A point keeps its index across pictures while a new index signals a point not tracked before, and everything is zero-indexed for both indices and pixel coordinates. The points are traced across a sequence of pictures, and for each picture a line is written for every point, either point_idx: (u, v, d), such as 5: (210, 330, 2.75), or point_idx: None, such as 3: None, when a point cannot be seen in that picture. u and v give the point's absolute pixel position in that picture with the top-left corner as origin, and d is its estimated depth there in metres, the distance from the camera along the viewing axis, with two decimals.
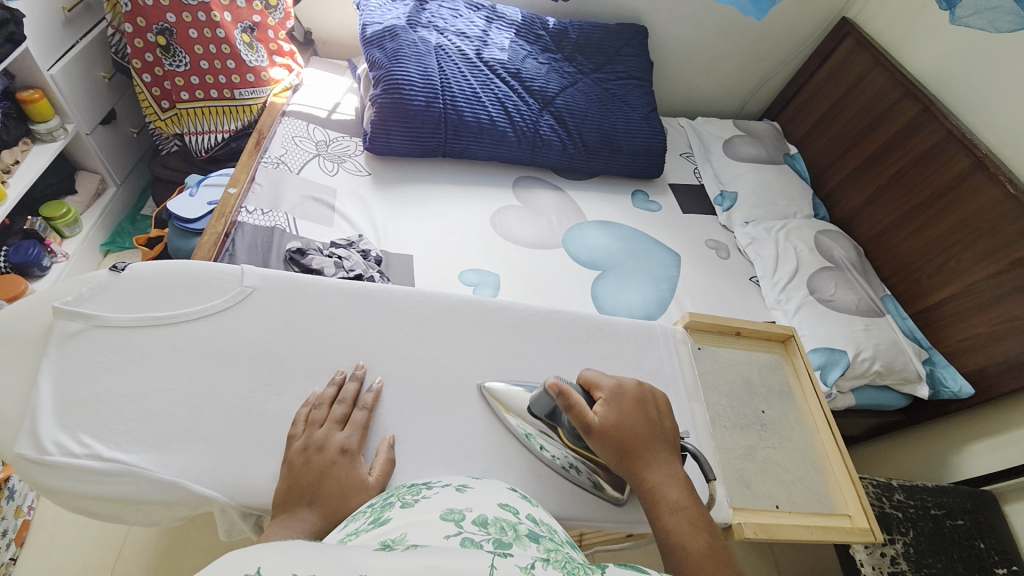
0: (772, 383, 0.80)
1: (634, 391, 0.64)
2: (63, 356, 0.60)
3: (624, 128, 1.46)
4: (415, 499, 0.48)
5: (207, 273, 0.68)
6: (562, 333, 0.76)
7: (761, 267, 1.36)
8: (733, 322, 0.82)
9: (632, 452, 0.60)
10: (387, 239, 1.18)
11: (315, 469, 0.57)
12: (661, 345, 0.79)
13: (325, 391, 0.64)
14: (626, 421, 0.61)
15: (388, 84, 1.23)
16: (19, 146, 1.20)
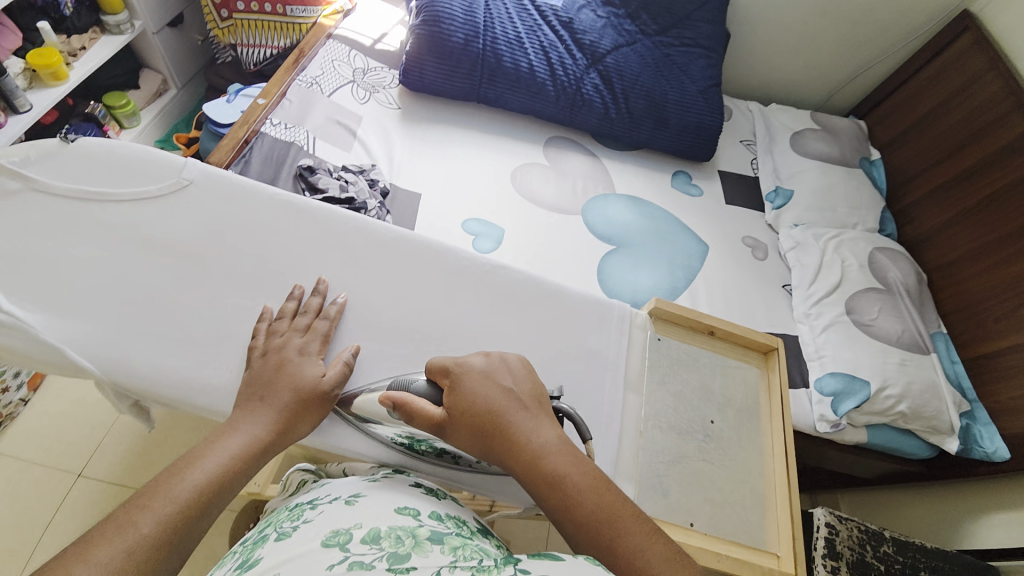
0: (736, 395, 0.73)
1: (482, 365, 0.57)
2: (9, 211, 0.64)
3: (676, 100, 1.33)
4: (293, 526, 0.45)
5: (148, 159, 0.69)
6: (524, 289, 0.71)
7: (797, 275, 1.22)
8: (708, 321, 0.75)
9: (494, 428, 0.53)
10: (400, 173, 1.16)
11: (272, 366, 0.59)
12: (613, 328, 0.72)
13: (287, 304, 0.64)
14: (478, 394, 0.54)
15: (429, 15, 1.19)
16: (88, 33, 1.29)
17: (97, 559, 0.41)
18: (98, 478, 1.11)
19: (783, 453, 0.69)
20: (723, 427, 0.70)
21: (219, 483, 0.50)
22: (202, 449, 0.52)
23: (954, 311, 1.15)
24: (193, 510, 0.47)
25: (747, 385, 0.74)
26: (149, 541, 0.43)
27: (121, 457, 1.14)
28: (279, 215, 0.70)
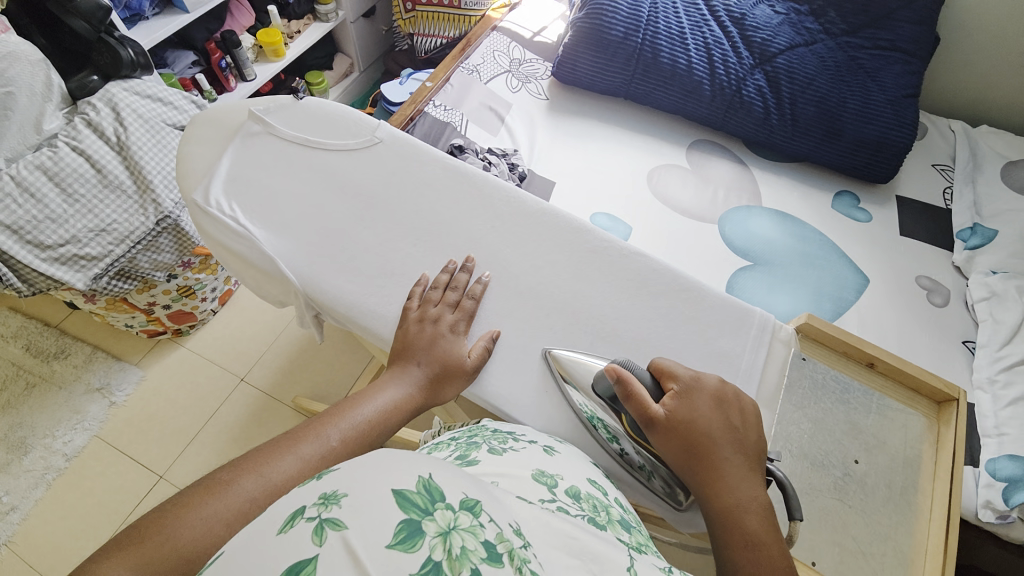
0: (889, 441, 0.78)
1: (714, 389, 0.57)
2: (242, 148, 0.70)
3: (857, 109, 1.17)
4: (502, 448, 0.51)
5: (352, 117, 0.73)
6: (645, 282, 0.67)
7: (986, 333, 1.00)
8: (871, 351, 0.73)
9: (704, 455, 0.54)
10: (539, 161, 1.20)
11: (425, 335, 0.61)
12: (751, 336, 0.65)
13: (439, 276, 0.64)
14: (700, 417, 0.55)
15: (593, 9, 1.20)
16: (305, 19, 1.53)
17: (301, 453, 0.51)
18: (253, 386, 1.34)
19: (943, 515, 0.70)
20: (868, 470, 0.79)
21: (370, 433, 0.56)
22: (367, 390, 0.59)
23: None
24: (364, 438, 0.55)
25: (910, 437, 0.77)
26: (334, 450, 0.53)
27: (272, 372, 1.36)
28: (433, 168, 0.72)
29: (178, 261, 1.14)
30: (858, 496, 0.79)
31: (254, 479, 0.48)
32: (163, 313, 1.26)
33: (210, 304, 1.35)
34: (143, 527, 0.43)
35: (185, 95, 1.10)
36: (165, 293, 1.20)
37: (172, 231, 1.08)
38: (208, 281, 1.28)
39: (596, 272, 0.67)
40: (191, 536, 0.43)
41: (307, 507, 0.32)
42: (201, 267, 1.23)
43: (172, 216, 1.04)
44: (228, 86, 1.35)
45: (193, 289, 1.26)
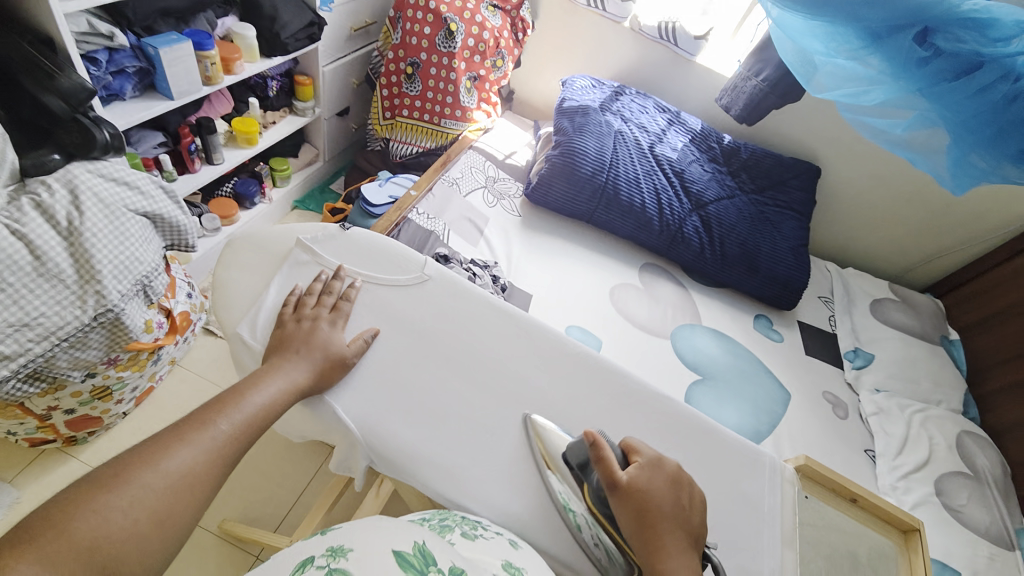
0: (883, 573, 0.71)
1: (672, 469, 0.62)
2: (289, 275, 0.78)
3: (768, 252, 1.45)
4: (474, 533, 0.59)
5: (400, 253, 0.83)
6: (671, 422, 0.75)
7: (882, 444, 1.21)
8: (853, 487, 0.75)
9: (647, 525, 0.56)
10: (517, 274, 1.29)
11: (304, 330, 0.70)
12: (766, 474, 0.73)
13: (314, 283, 0.76)
14: (652, 487, 0.59)
15: (565, 150, 1.40)
16: (281, 111, 1.55)
17: (192, 443, 0.54)
18: None
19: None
20: None
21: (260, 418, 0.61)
22: (252, 379, 0.63)
23: None
24: (256, 423, 0.60)
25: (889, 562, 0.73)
26: (223, 438, 0.56)
27: None
28: (490, 313, 0.81)
29: (103, 358, 0.99)
30: None
31: (147, 471, 0.50)
32: (61, 419, 1.04)
33: (125, 405, 1.15)
34: (30, 527, 0.43)
35: (154, 180, 1.03)
36: (75, 396, 1.01)
37: (108, 326, 0.95)
38: (131, 379, 1.11)
39: None
40: (90, 527, 0.44)
41: (314, 558, 0.45)
42: (128, 363, 1.06)
43: (113, 310, 0.92)
44: (192, 168, 1.30)
45: (110, 390, 1.07)
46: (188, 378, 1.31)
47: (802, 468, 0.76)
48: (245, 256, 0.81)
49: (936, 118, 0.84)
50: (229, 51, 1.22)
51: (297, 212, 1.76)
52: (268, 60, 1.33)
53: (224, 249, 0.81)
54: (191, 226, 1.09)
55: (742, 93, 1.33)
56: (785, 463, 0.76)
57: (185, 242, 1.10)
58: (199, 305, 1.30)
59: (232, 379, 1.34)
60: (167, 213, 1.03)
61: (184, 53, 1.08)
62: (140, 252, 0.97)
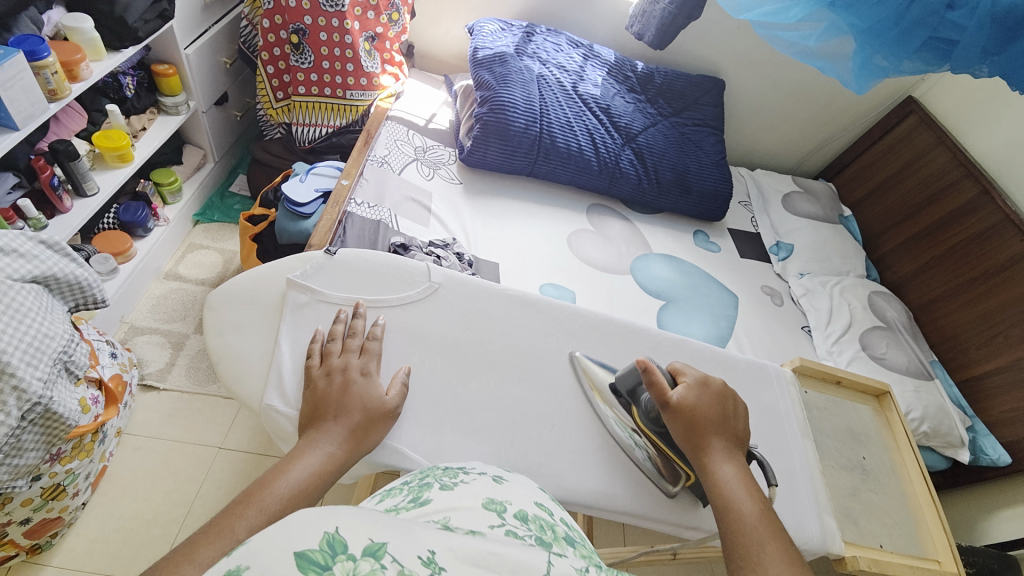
0: (870, 433, 0.88)
1: (718, 387, 0.71)
2: (295, 323, 0.72)
3: (696, 171, 1.53)
4: (454, 482, 0.50)
5: (400, 266, 0.79)
6: (694, 361, 0.82)
7: (814, 318, 1.42)
8: (837, 371, 0.90)
9: (696, 441, 0.66)
10: (478, 246, 1.26)
11: (337, 386, 0.64)
12: (775, 383, 0.84)
13: (335, 328, 0.70)
14: (703, 405, 0.68)
15: (494, 105, 1.34)
16: (147, 113, 1.30)
17: (201, 557, 0.42)
18: None
19: (921, 481, 0.85)
20: (874, 461, 0.86)
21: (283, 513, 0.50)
22: (290, 458, 0.56)
23: (940, 342, 1.41)
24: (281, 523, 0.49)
25: (872, 423, 0.90)
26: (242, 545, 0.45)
27: None
28: (513, 305, 0.82)
29: (44, 457, 0.85)
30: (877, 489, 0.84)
31: None
32: (19, 532, 0.90)
33: (83, 495, 1.01)
34: None
35: (21, 233, 0.83)
36: (26, 503, 0.87)
37: (40, 420, 0.80)
38: (82, 468, 0.96)
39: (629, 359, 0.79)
40: None
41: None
42: (73, 453, 0.93)
43: (40, 401, 0.77)
44: (62, 206, 1.07)
45: (62, 486, 0.93)
46: (143, 444, 1.16)
47: (798, 368, 0.87)
48: (229, 313, 0.74)
49: (844, 28, 0.98)
50: (67, 53, 1.00)
51: (201, 226, 1.54)
52: (117, 55, 1.11)
53: (208, 312, 0.73)
54: (95, 278, 0.91)
55: (653, 18, 1.33)
56: (783, 368, 0.87)
57: (93, 298, 0.93)
58: (128, 362, 1.15)
59: (196, 429, 1.21)
60: (61, 271, 0.86)
61: (19, 69, 0.88)
62: (46, 326, 0.80)
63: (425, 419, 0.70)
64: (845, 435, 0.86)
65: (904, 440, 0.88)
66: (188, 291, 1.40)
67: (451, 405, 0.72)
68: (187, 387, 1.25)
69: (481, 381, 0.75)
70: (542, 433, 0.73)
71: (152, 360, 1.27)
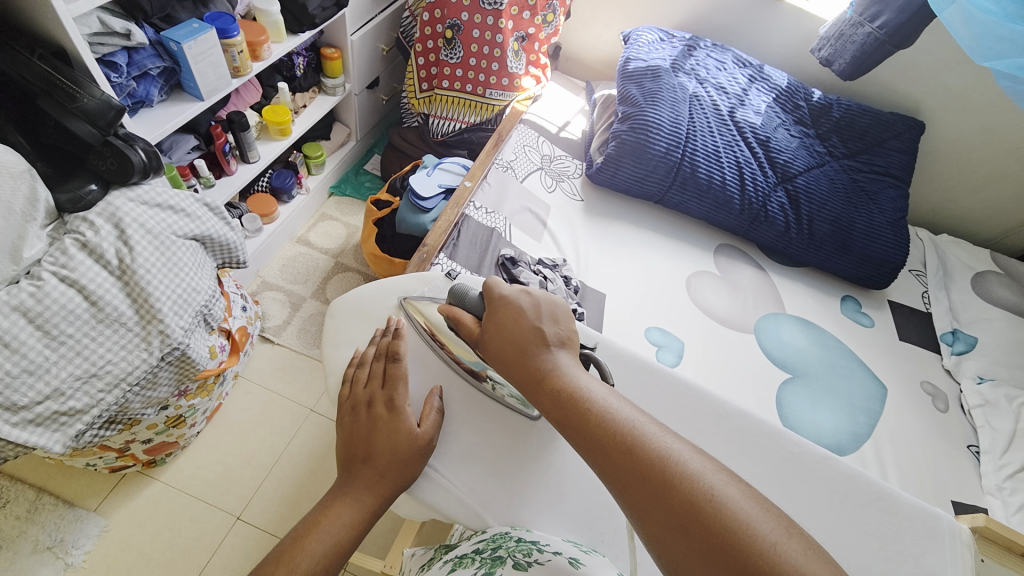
0: None
1: (516, 298, 0.63)
2: None
3: (864, 229, 1.27)
4: (528, 561, 0.45)
5: None
6: (834, 488, 0.67)
7: (985, 439, 1.12)
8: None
9: (517, 357, 0.58)
10: (587, 270, 1.19)
11: (366, 424, 0.62)
12: (942, 544, 0.66)
13: (367, 351, 0.69)
14: (515, 317, 0.61)
15: (635, 123, 1.24)
16: (310, 92, 1.41)
17: None
18: (252, 525, 1.11)
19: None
20: None
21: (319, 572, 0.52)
22: (329, 508, 0.57)
23: None
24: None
25: None
26: None
27: (276, 505, 1.14)
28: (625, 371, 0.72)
29: (173, 392, 0.97)
30: None
31: None
32: (140, 448, 1.05)
33: (197, 427, 1.15)
34: None
35: (194, 197, 0.95)
36: (150, 427, 1.00)
37: (175, 362, 0.90)
38: (201, 404, 1.10)
39: (748, 458, 0.68)
40: None
41: None
42: (197, 391, 1.05)
43: (179, 347, 0.87)
44: (228, 169, 1.23)
45: (183, 417, 1.07)
46: (252, 389, 1.29)
47: (980, 530, 0.69)
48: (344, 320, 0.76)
49: None
50: (255, 34, 1.11)
51: (334, 199, 1.66)
52: (296, 38, 1.21)
53: (329, 320, 0.75)
54: (241, 242, 1.01)
55: (850, 43, 1.11)
56: (958, 522, 0.69)
57: (236, 258, 1.02)
58: (254, 316, 1.28)
59: (294, 387, 1.31)
60: (215, 232, 0.96)
61: (209, 45, 0.99)
62: (195, 281, 0.90)
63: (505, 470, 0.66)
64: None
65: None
66: (313, 257, 1.52)
67: (534, 462, 0.67)
68: (295, 347, 1.36)
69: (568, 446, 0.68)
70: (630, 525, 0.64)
71: (272, 315, 1.40)
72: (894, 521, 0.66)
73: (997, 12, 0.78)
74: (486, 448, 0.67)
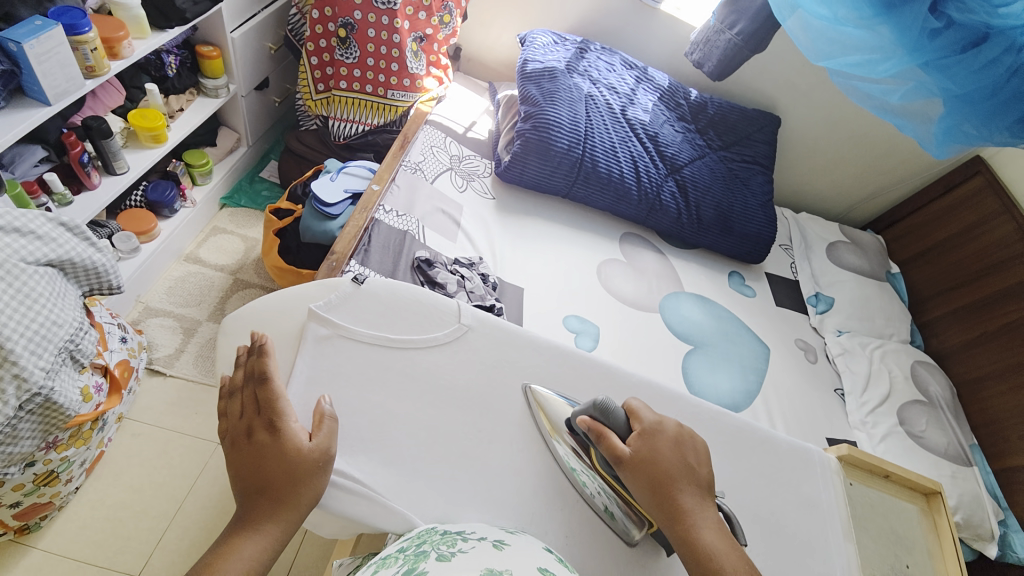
0: (913, 537, 0.81)
1: (674, 431, 0.64)
2: (315, 357, 0.68)
3: (741, 211, 1.44)
4: (452, 552, 0.46)
5: (431, 303, 0.75)
6: (726, 437, 0.76)
7: (850, 382, 1.33)
8: (886, 466, 0.83)
9: (663, 484, 0.59)
10: (504, 267, 1.22)
11: (249, 455, 0.56)
12: (817, 472, 0.77)
13: (240, 377, 0.63)
14: (659, 453, 0.61)
15: (537, 122, 1.29)
16: (186, 94, 1.28)
17: None
18: None
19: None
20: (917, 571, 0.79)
21: None
22: (227, 545, 0.53)
23: (981, 424, 1.30)
24: None
25: (913, 524, 0.82)
26: None
27: (185, 554, 1.02)
28: (543, 355, 0.76)
29: (39, 445, 0.83)
30: None
31: None
32: (7, 514, 0.90)
33: (76, 481, 1.00)
34: None
35: (47, 216, 0.82)
36: (14, 488, 0.86)
37: (38, 410, 0.78)
38: (77, 455, 0.95)
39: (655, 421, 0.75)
40: None
41: None
42: (70, 440, 0.91)
43: (40, 392, 0.75)
44: (90, 184, 1.07)
45: (55, 473, 0.92)
46: (144, 430, 1.14)
47: (845, 457, 0.81)
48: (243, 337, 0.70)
49: (934, 90, 0.90)
50: (111, 29, 0.98)
51: (227, 210, 1.51)
52: (162, 35, 1.08)
53: (222, 337, 0.69)
54: (111, 265, 0.89)
55: (715, 47, 1.25)
56: (828, 454, 0.81)
57: (108, 283, 0.90)
58: (138, 347, 1.13)
59: (196, 421, 1.18)
60: (77, 255, 0.83)
61: (56, 42, 0.86)
62: (55, 314, 0.78)
63: (435, 469, 0.66)
64: (889, 538, 0.79)
65: (950, 548, 0.81)
66: (206, 276, 1.38)
67: (462, 456, 0.67)
68: (193, 376, 1.22)
69: (495, 434, 0.69)
70: (555, 498, 0.67)
71: (162, 344, 1.25)
72: (778, 458, 0.77)
73: (829, 16, 0.89)
74: (413, 449, 0.67)
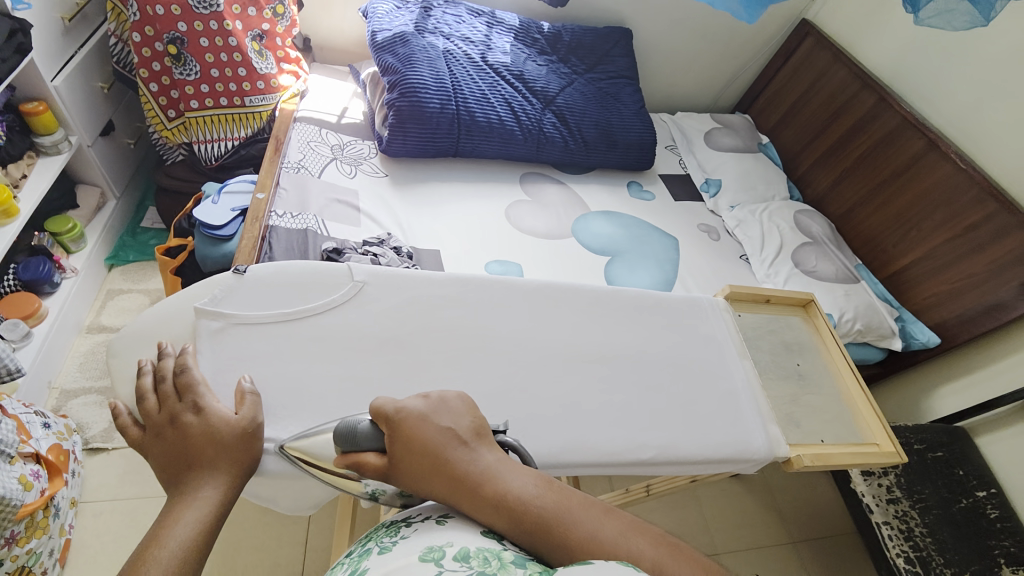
0: (801, 342, 0.96)
1: (423, 406, 0.58)
2: (215, 349, 0.69)
3: (619, 123, 1.53)
4: (393, 541, 0.48)
5: (321, 272, 0.78)
6: (632, 308, 0.88)
7: (749, 246, 1.49)
8: (765, 291, 0.97)
9: (435, 467, 0.53)
10: (414, 236, 1.24)
11: (177, 438, 0.60)
12: (709, 313, 0.91)
13: (146, 381, 0.65)
14: (406, 435, 0.55)
15: (404, 88, 1.30)
16: (25, 159, 1.17)
17: None
18: None
19: (850, 375, 0.93)
20: (808, 365, 0.94)
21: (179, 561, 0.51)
22: (166, 514, 0.54)
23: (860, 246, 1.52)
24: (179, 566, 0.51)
25: (799, 329, 0.98)
26: None
27: None
28: (456, 292, 0.82)
29: None
30: (814, 391, 0.91)
31: None
32: None
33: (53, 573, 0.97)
34: None
35: None
36: None
37: None
38: (43, 545, 0.93)
39: (569, 316, 0.85)
40: None
41: None
42: (27, 532, 0.88)
43: None
44: None
45: (29, 568, 0.90)
46: (105, 507, 1.10)
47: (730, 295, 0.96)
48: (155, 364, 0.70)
49: None
50: None
51: (117, 270, 1.43)
52: None
53: (111, 359, 0.70)
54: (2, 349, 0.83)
55: None
56: (716, 299, 0.95)
57: None
58: (66, 429, 1.08)
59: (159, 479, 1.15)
60: None
61: None
62: None
63: None
64: (778, 348, 0.94)
65: (830, 339, 0.96)
66: None
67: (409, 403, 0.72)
68: None
69: (435, 372, 0.74)
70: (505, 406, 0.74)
71: (92, 421, 1.18)
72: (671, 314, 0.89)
73: None
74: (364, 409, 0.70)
